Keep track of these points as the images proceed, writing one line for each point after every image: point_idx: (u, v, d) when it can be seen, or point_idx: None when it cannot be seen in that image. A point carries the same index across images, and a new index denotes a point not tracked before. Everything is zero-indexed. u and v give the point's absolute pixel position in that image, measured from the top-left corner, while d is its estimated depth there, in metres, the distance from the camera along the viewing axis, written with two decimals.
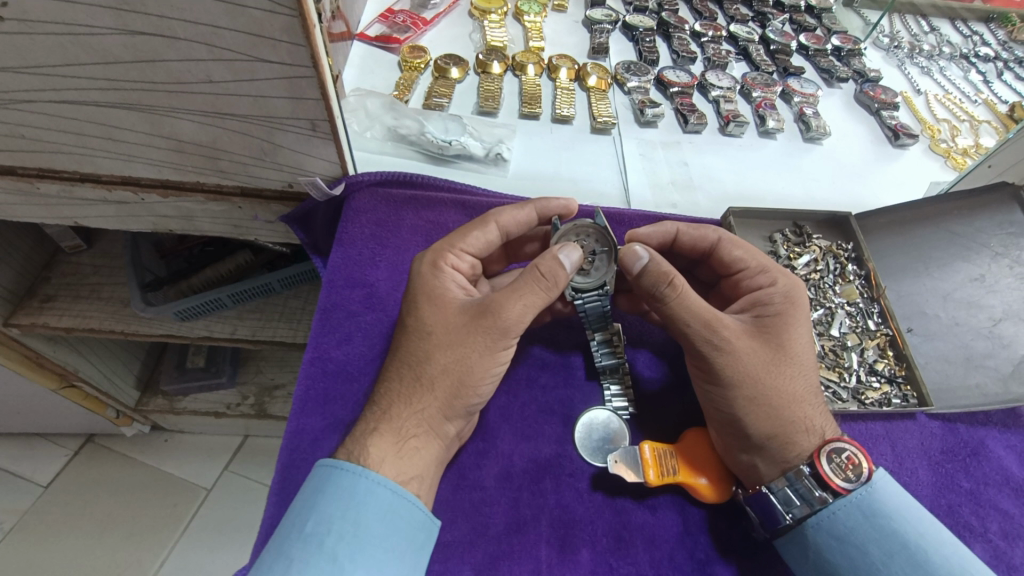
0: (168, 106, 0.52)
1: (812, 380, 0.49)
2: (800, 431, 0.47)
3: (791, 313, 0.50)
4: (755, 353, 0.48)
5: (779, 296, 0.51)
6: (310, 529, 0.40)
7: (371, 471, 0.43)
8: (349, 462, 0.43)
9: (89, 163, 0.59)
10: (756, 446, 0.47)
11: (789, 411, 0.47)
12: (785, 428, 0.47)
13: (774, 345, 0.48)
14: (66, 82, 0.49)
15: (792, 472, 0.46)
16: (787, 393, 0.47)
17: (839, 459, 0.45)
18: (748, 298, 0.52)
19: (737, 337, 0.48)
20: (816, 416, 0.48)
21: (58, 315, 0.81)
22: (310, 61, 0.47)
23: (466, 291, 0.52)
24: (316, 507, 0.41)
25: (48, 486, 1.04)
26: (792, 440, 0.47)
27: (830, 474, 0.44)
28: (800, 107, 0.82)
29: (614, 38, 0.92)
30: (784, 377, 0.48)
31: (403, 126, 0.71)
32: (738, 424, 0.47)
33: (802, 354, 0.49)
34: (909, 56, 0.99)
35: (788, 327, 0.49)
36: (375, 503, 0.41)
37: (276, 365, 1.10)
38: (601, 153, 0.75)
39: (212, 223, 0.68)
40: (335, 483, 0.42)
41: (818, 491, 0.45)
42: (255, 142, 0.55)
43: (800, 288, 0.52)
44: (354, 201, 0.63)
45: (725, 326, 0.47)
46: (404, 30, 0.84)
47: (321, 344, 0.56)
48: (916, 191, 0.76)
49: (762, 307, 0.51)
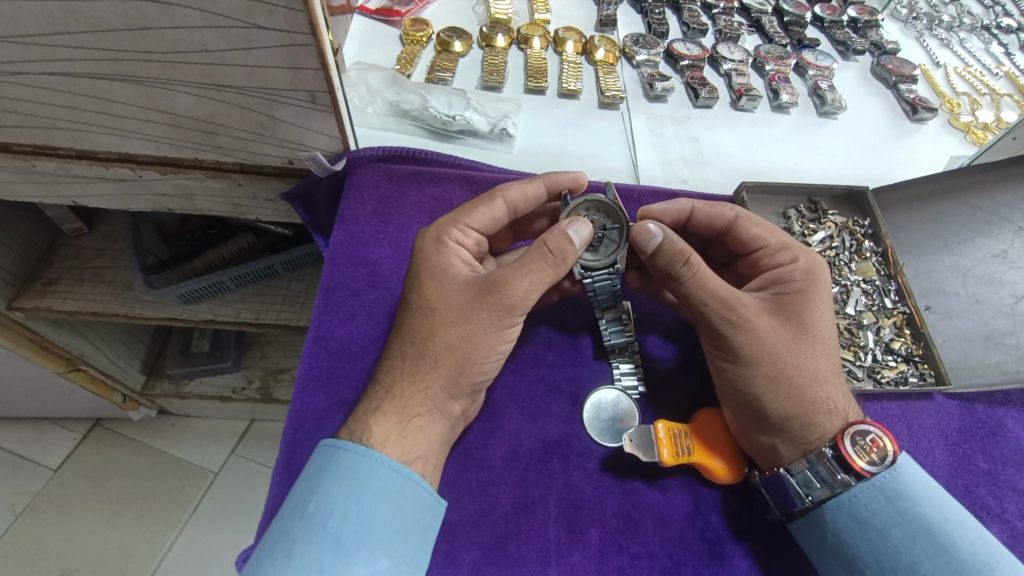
0: (163, 78, 0.50)
1: (834, 359, 0.47)
2: (819, 411, 0.46)
3: (812, 291, 0.49)
4: (775, 332, 0.46)
5: (801, 274, 0.49)
6: (313, 510, 0.39)
7: (373, 451, 0.42)
8: (351, 442, 0.42)
9: (85, 140, 0.58)
10: (775, 427, 0.46)
11: (810, 391, 0.46)
12: (805, 409, 0.46)
13: (794, 324, 0.47)
14: (58, 53, 0.47)
15: (813, 454, 0.45)
16: (807, 372, 0.46)
17: (864, 442, 0.43)
18: (768, 276, 0.51)
19: (756, 316, 0.46)
20: (837, 395, 0.47)
21: (61, 298, 0.81)
22: (309, 28, 0.45)
23: (471, 267, 0.51)
24: (318, 487, 0.40)
25: (57, 470, 1.05)
26: (813, 421, 0.45)
27: (853, 455, 0.43)
28: (814, 80, 0.80)
29: (622, 10, 0.89)
30: (806, 356, 0.46)
31: (405, 101, 0.69)
32: (756, 404, 0.46)
33: (823, 333, 0.48)
34: (928, 28, 0.96)
35: (809, 304, 0.48)
36: (379, 484, 0.41)
37: (280, 349, 1.09)
38: (610, 129, 0.73)
39: (211, 202, 0.67)
40: (338, 463, 0.41)
41: (840, 474, 0.43)
42: (253, 116, 0.54)
43: (822, 267, 0.50)
44: (356, 177, 0.62)
45: (743, 304, 0.46)
46: (405, 3, 0.81)
47: (325, 323, 0.55)
48: (935, 166, 0.74)
49: (783, 285, 0.49)
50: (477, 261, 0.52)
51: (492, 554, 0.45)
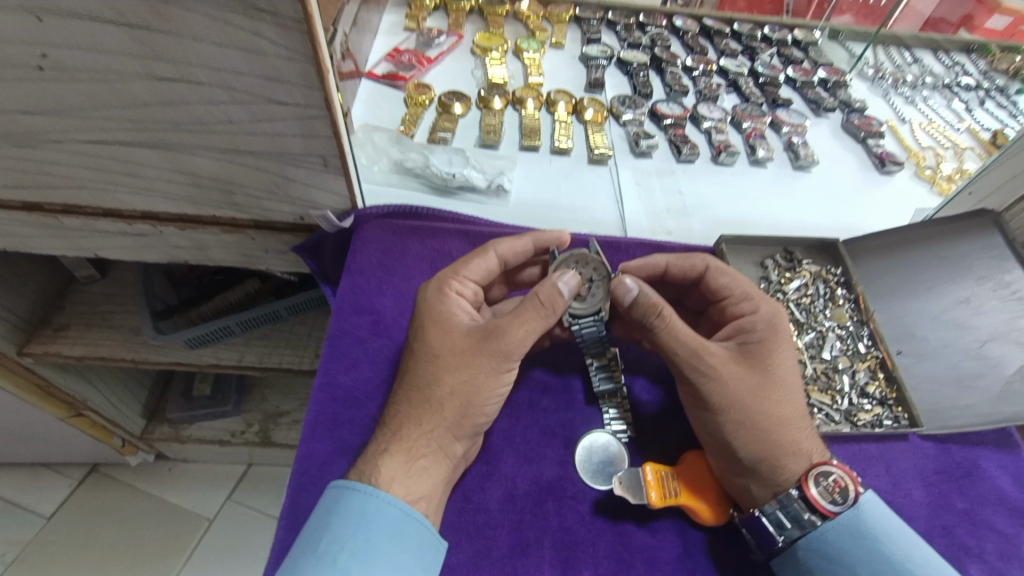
0: (188, 145, 0.55)
1: (799, 403, 0.50)
2: (789, 454, 0.48)
3: (774, 338, 0.52)
4: (741, 378, 0.49)
5: (763, 323, 0.53)
6: (323, 548, 0.42)
7: (381, 491, 0.45)
8: (360, 482, 0.45)
9: (111, 199, 0.62)
10: (748, 469, 0.48)
11: (777, 434, 0.48)
12: (774, 451, 0.48)
13: (758, 371, 0.50)
14: (96, 125, 0.52)
15: (783, 495, 0.47)
16: (774, 416, 0.48)
17: (826, 483, 0.46)
18: (733, 326, 0.54)
19: (723, 363, 0.49)
20: (804, 437, 0.49)
21: (70, 343, 0.84)
22: (324, 103, 0.50)
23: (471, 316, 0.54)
24: (328, 525, 0.43)
25: (50, 517, 1.05)
26: (782, 463, 0.48)
27: (817, 497, 0.46)
28: (789, 136, 0.86)
29: (610, 73, 0.96)
30: (771, 401, 0.49)
31: (409, 159, 0.74)
32: (728, 447, 0.49)
33: (787, 378, 0.51)
34: (893, 87, 1.04)
35: (772, 352, 0.51)
36: (385, 521, 0.43)
37: (280, 393, 1.11)
38: (599, 183, 0.78)
39: (224, 254, 0.71)
40: (347, 502, 0.44)
41: (807, 514, 0.46)
42: (269, 178, 0.59)
43: (782, 317, 0.54)
44: (362, 232, 0.66)
45: (710, 353, 0.49)
46: (409, 68, 0.89)
47: (331, 370, 0.58)
48: (904, 215, 0.79)
49: (746, 334, 0.53)
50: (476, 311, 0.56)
51: None
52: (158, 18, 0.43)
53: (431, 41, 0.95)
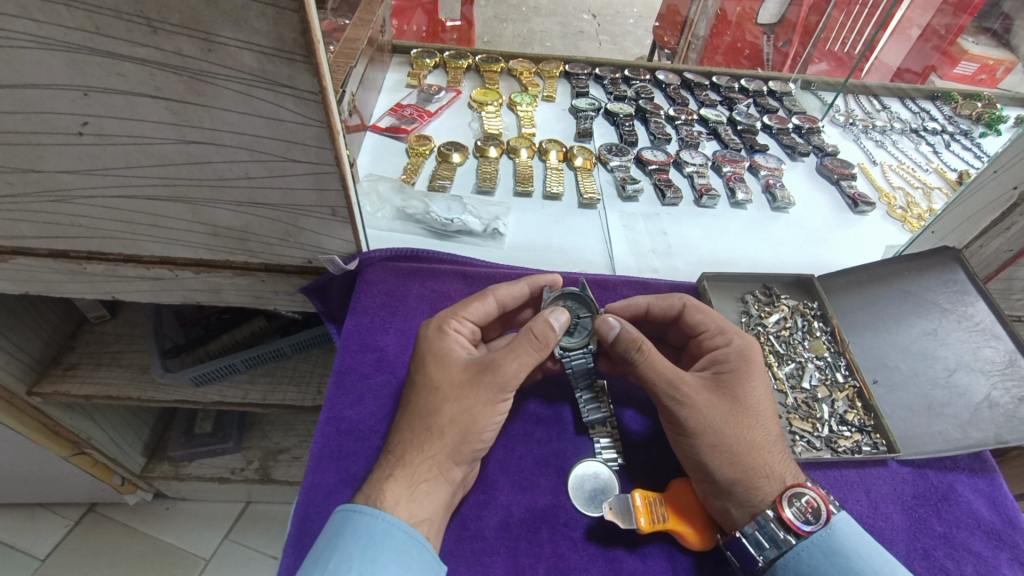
0: (209, 199, 0.60)
1: (772, 429, 0.53)
2: (763, 477, 0.50)
3: (746, 368, 0.55)
4: (715, 406, 0.52)
5: (735, 354, 0.57)
6: (332, 568, 0.44)
7: (387, 514, 0.47)
8: (368, 506, 0.48)
9: (134, 246, 0.67)
10: (725, 491, 0.51)
11: (750, 458, 0.51)
12: (748, 473, 0.50)
13: (731, 398, 0.53)
14: (126, 181, 0.58)
15: (760, 516, 0.49)
16: (747, 441, 0.51)
17: (800, 504, 0.49)
18: (708, 357, 0.58)
19: (697, 391, 0.53)
20: (777, 461, 0.52)
21: (79, 382, 0.87)
22: (334, 161, 0.56)
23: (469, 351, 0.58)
24: (337, 546, 0.45)
25: (45, 559, 1.05)
26: (755, 484, 0.50)
27: (792, 517, 0.48)
28: (766, 180, 0.92)
29: (598, 123, 1.04)
30: (744, 427, 0.52)
31: (410, 207, 0.80)
32: (705, 470, 0.51)
33: (760, 405, 0.54)
34: (864, 132, 1.11)
35: (745, 381, 0.54)
36: (391, 542, 0.46)
37: (282, 430, 1.13)
38: (588, 225, 0.83)
39: (236, 295, 0.75)
40: (355, 525, 0.46)
41: (783, 534, 0.48)
42: (282, 227, 0.64)
43: (754, 348, 0.58)
44: (367, 274, 0.70)
45: (684, 382, 0.53)
46: (411, 122, 0.96)
47: (337, 405, 0.61)
48: (877, 251, 0.83)
49: (720, 364, 0.56)
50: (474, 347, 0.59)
51: None
52: (191, 91, 0.49)
53: (432, 97, 1.03)
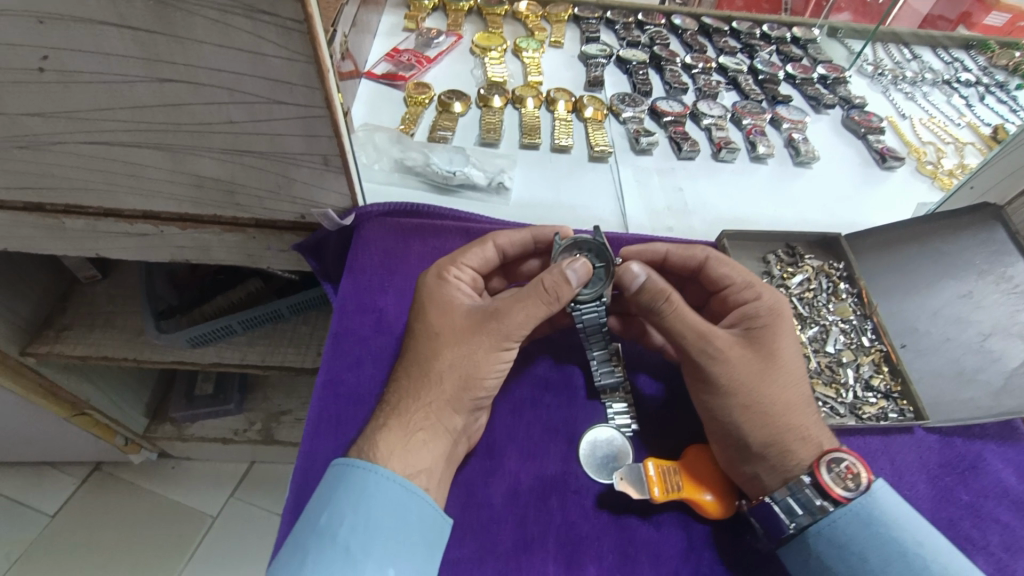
0: (190, 146, 0.55)
1: (806, 388, 0.51)
2: (793, 439, 0.48)
3: (776, 324, 0.52)
4: (744, 366, 0.50)
5: (765, 310, 0.53)
6: (324, 523, 0.43)
7: (380, 467, 0.45)
8: (361, 460, 0.46)
9: (113, 199, 0.62)
10: (755, 456, 0.49)
11: (783, 420, 0.49)
12: (780, 437, 0.48)
13: (762, 357, 0.50)
14: (99, 126, 0.53)
15: (794, 482, 0.47)
16: (777, 402, 0.49)
17: (839, 469, 0.46)
18: (735, 313, 0.55)
19: (725, 351, 0.50)
20: (809, 423, 0.49)
21: (73, 343, 0.84)
22: (324, 102, 0.50)
23: (471, 298, 0.55)
24: (330, 501, 0.44)
25: (54, 516, 1.05)
26: (789, 448, 0.48)
27: (830, 483, 0.45)
28: (789, 133, 0.86)
29: (609, 72, 0.96)
30: (777, 387, 0.49)
31: (409, 158, 0.75)
32: (734, 434, 0.49)
33: (792, 363, 0.51)
34: (893, 83, 1.03)
35: (776, 338, 0.51)
36: (385, 496, 0.44)
37: (283, 392, 1.11)
38: (599, 180, 0.78)
39: (227, 254, 0.71)
40: (348, 479, 0.45)
41: (819, 501, 0.46)
42: (271, 178, 0.59)
43: (785, 302, 0.54)
44: (363, 231, 0.66)
45: (716, 339, 0.50)
46: (409, 68, 0.89)
47: (334, 369, 0.59)
48: (906, 209, 0.79)
49: (749, 321, 0.53)
50: (477, 294, 0.57)
51: None
52: (159, 18, 0.43)
53: (431, 41, 0.95)
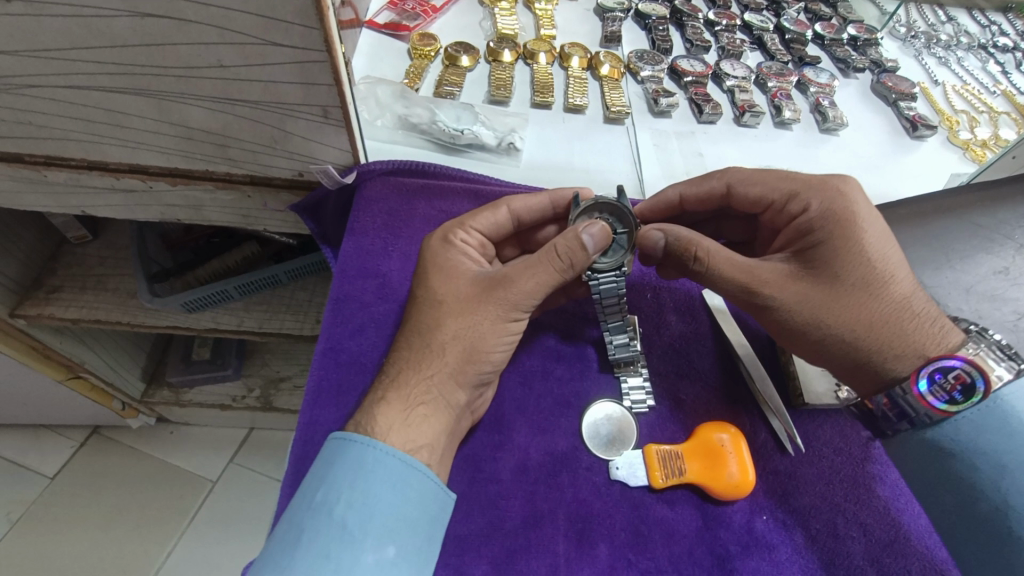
0: (176, 93, 0.50)
1: (889, 295, 0.48)
2: (888, 348, 0.48)
3: (836, 236, 0.49)
4: (807, 295, 0.49)
5: (817, 219, 0.50)
6: (320, 498, 0.41)
7: (378, 441, 0.43)
8: (358, 434, 0.43)
9: (97, 152, 0.57)
10: (855, 376, 0.50)
11: (869, 340, 0.48)
12: (869, 358, 0.48)
13: (828, 281, 0.48)
14: (74, 68, 0.47)
15: (887, 393, 0.48)
16: (852, 323, 0.48)
17: (942, 380, 0.45)
18: (792, 231, 0.52)
19: (783, 285, 0.49)
20: (902, 327, 0.47)
21: (64, 306, 0.80)
22: (323, 45, 0.46)
23: (478, 263, 0.52)
24: (327, 477, 0.41)
25: (54, 477, 1.04)
26: (883, 365, 0.48)
27: (927, 396, 0.46)
28: (816, 97, 0.81)
29: (627, 27, 0.90)
30: (854, 308, 0.48)
31: (414, 115, 0.70)
32: (821, 362, 0.51)
33: (868, 272, 0.48)
34: (925, 47, 0.97)
35: (837, 250, 0.48)
36: (384, 471, 0.42)
37: (281, 358, 1.09)
38: (615, 143, 0.74)
39: (220, 214, 0.66)
40: (344, 454, 0.42)
41: (917, 411, 0.47)
42: (266, 130, 0.54)
43: (842, 204, 0.50)
44: (365, 191, 0.63)
45: (767, 283, 0.49)
46: (413, 18, 0.83)
47: (334, 336, 0.56)
48: (935, 182, 0.75)
49: (806, 239, 0.50)
50: (484, 260, 0.54)
51: (501, 568, 0.45)
52: None
53: None
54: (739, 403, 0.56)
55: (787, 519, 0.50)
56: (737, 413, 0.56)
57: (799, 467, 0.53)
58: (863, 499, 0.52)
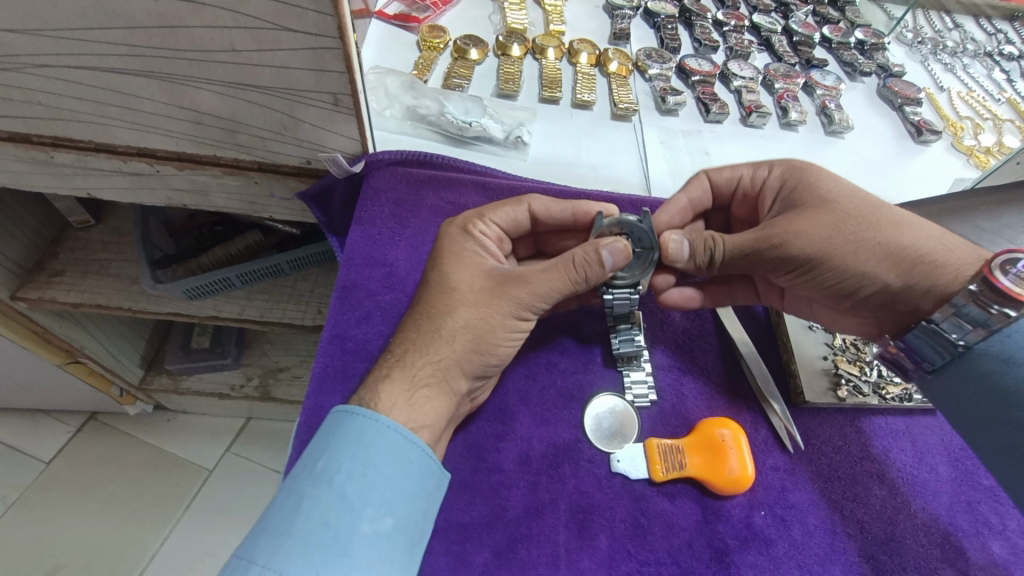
0: (188, 76, 0.50)
1: (880, 209, 0.51)
2: (917, 263, 0.49)
3: (801, 179, 0.54)
4: (813, 226, 0.50)
5: (785, 182, 0.55)
6: (321, 468, 0.41)
7: (381, 415, 0.43)
8: (359, 407, 0.44)
9: (105, 134, 0.57)
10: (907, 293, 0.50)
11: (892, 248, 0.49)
12: (907, 270, 0.49)
13: (822, 209, 0.51)
14: (86, 48, 0.47)
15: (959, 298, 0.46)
16: (865, 251, 0.50)
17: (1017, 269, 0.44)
18: (767, 194, 0.57)
19: (789, 223, 0.51)
20: (908, 236, 0.50)
21: (66, 290, 0.80)
22: (337, 32, 0.46)
23: (494, 257, 0.53)
24: (329, 446, 0.42)
25: (52, 461, 1.04)
26: (925, 269, 0.49)
27: (1010, 286, 0.43)
28: (822, 99, 0.81)
29: (636, 25, 0.90)
30: (860, 226, 0.50)
31: (422, 106, 0.70)
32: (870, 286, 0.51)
33: (843, 196, 0.52)
34: (932, 52, 0.98)
35: (812, 187, 0.53)
36: (384, 443, 0.42)
37: (282, 348, 1.09)
38: (622, 140, 0.74)
39: (226, 199, 0.66)
40: (347, 425, 0.43)
41: (995, 309, 0.45)
42: (275, 116, 0.54)
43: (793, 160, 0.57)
44: (373, 179, 0.63)
45: (773, 225, 0.51)
46: (423, 10, 0.82)
47: (340, 324, 0.56)
48: (938, 187, 0.75)
49: (783, 193, 0.55)
50: (501, 254, 0.54)
51: (503, 558, 0.45)
52: None
53: None
54: (741, 401, 0.57)
55: (786, 515, 0.50)
56: (739, 409, 0.56)
57: (798, 465, 0.53)
58: (861, 497, 0.52)
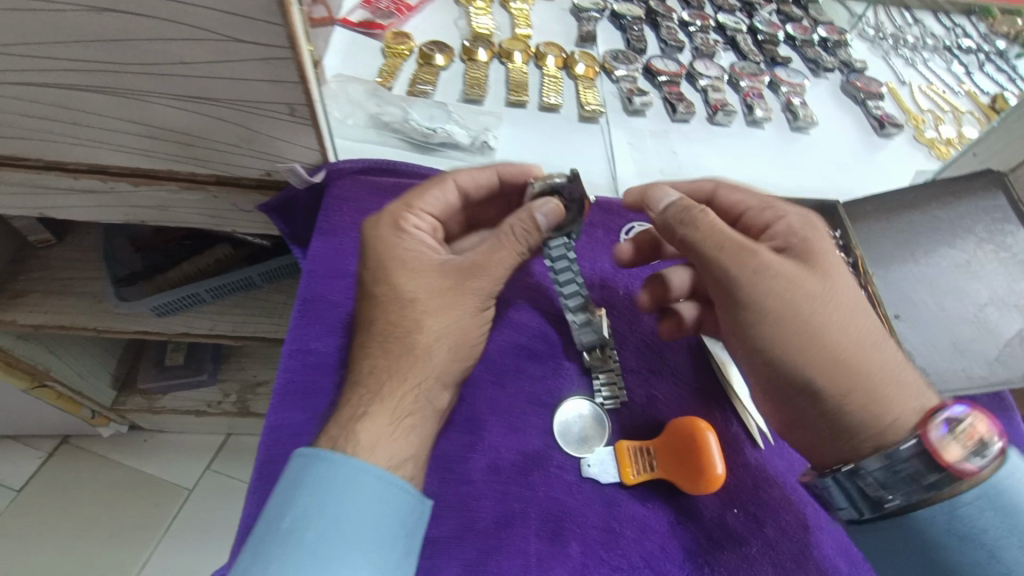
0: (138, 90, 0.48)
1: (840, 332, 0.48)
2: (870, 398, 0.47)
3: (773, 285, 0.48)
4: (786, 347, 0.48)
5: (761, 274, 0.48)
6: (288, 524, 0.40)
7: (342, 458, 0.42)
8: (321, 455, 0.42)
9: (54, 149, 0.55)
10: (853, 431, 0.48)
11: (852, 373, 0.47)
12: (867, 401, 0.47)
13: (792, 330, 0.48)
14: (27, 64, 0.45)
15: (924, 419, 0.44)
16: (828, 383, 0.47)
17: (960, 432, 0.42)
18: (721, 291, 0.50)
19: (760, 334, 0.49)
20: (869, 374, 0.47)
21: (26, 312, 0.77)
22: (288, 41, 0.44)
23: (435, 247, 0.52)
24: (292, 501, 0.41)
25: (21, 490, 1.01)
26: (881, 404, 0.47)
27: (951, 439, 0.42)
28: (787, 96, 0.82)
29: (602, 26, 0.90)
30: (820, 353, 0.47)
31: (386, 113, 0.69)
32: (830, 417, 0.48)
33: (810, 314, 0.48)
34: (893, 48, 0.99)
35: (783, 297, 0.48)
36: (347, 488, 0.41)
37: (258, 362, 1.07)
38: (590, 142, 0.74)
39: (187, 214, 0.65)
40: (308, 478, 0.41)
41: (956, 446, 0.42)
42: (231, 129, 0.53)
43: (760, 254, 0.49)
44: (335, 188, 0.62)
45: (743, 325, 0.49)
46: (387, 16, 0.82)
47: (302, 337, 0.55)
48: (901, 181, 0.76)
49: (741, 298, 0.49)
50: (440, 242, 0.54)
51: (473, 571, 0.45)
52: None
53: None
54: (712, 399, 0.57)
55: (758, 513, 0.50)
56: (709, 408, 0.56)
57: (768, 461, 0.54)
58: None
